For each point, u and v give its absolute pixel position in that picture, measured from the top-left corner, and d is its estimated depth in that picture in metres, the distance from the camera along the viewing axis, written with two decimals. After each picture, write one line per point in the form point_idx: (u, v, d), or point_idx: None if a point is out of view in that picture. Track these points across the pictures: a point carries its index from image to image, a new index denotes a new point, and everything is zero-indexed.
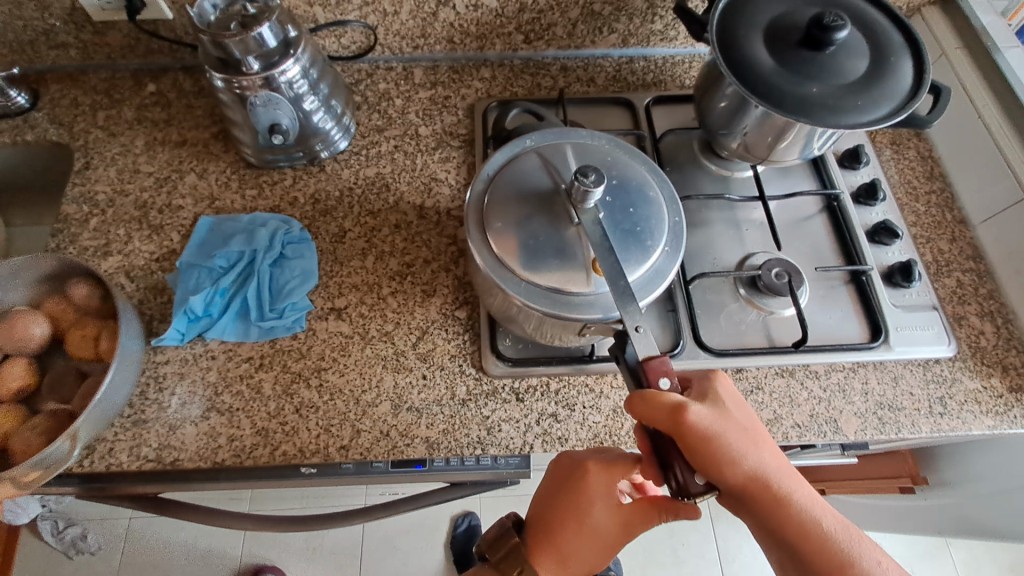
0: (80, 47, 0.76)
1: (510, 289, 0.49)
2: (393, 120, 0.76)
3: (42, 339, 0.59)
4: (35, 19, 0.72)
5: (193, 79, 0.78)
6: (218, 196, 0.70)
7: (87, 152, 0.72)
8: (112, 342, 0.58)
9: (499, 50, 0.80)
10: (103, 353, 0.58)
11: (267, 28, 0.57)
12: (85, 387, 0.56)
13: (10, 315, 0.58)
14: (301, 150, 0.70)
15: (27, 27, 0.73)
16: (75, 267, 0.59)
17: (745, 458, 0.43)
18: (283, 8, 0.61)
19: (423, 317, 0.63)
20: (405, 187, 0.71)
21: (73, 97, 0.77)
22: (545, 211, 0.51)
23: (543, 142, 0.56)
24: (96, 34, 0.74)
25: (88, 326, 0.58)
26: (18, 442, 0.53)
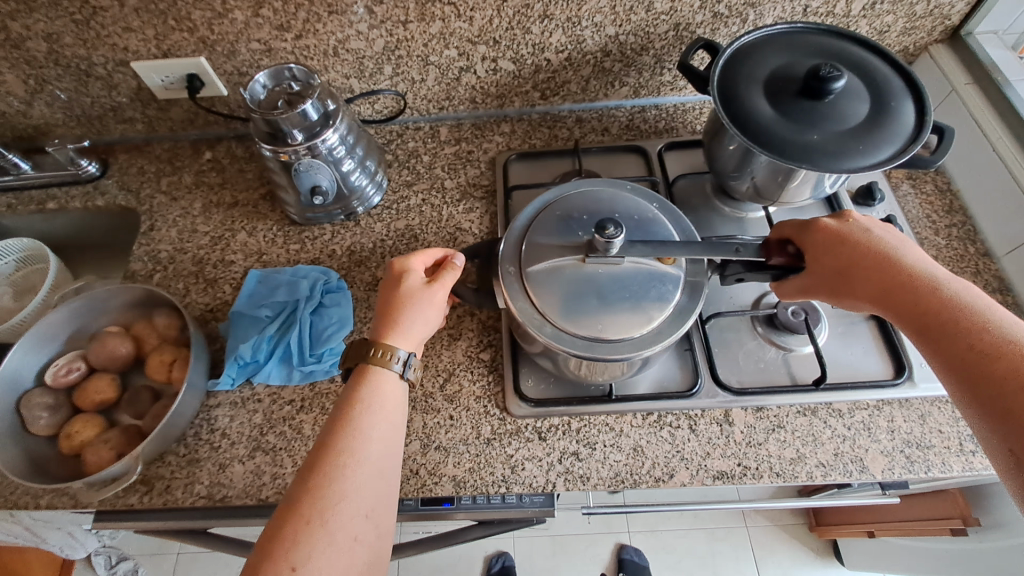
0: (146, 122, 0.86)
1: (557, 340, 0.51)
2: (421, 175, 0.82)
3: (126, 356, 0.66)
4: (113, 102, 0.83)
5: (244, 146, 0.87)
6: (266, 251, 0.77)
7: (152, 216, 0.81)
8: (184, 368, 0.64)
9: (518, 107, 0.86)
10: (175, 378, 0.65)
11: (311, 104, 0.64)
12: (156, 407, 0.63)
13: (90, 355, 0.66)
14: (339, 208, 0.77)
15: (95, 104, 0.82)
16: (161, 299, 0.67)
17: (849, 282, 0.51)
18: (322, 84, 0.68)
19: (450, 359, 0.66)
20: (433, 237, 0.76)
21: (140, 166, 0.87)
22: (599, 278, 0.52)
23: (511, 258, 0.55)
24: (162, 111, 0.84)
25: (162, 352, 0.65)
26: (93, 453, 0.59)
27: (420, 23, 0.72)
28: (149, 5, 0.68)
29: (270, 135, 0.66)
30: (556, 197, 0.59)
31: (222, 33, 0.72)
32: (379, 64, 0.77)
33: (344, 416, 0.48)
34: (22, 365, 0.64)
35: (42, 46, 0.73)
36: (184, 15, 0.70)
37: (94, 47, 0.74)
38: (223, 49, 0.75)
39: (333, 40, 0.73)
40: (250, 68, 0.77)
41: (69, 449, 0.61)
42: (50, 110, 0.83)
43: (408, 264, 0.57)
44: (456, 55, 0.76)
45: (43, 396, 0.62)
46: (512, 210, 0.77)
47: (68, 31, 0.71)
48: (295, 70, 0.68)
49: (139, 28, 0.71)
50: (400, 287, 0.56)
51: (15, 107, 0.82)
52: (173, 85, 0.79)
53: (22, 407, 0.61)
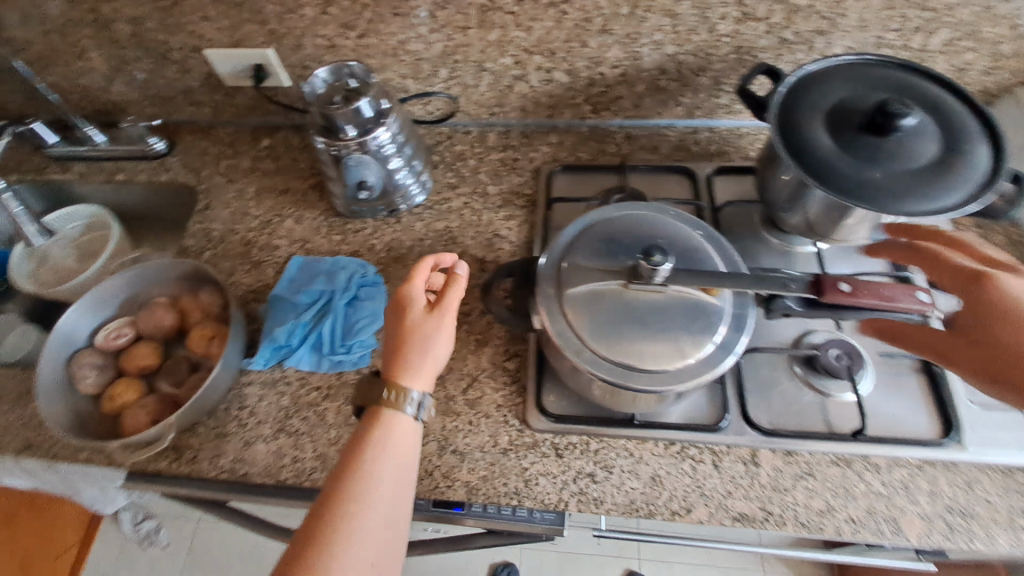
0: (212, 106, 0.91)
1: (593, 366, 0.50)
2: (465, 179, 0.83)
3: (169, 326, 0.70)
4: (184, 86, 0.87)
5: (300, 137, 0.91)
6: (310, 240, 0.80)
7: (209, 196, 0.86)
8: (221, 346, 0.67)
9: (567, 119, 0.85)
10: (212, 353, 0.68)
11: (365, 102, 0.66)
12: (193, 380, 0.66)
13: (138, 322, 0.70)
14: (383, 204, 0.79)
15: (169, 86, 0.88)
16: (205, 277, 0.70)
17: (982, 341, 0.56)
18: (379, 84, 0.70)
19: (475, 365, 0.67)
20: (470, 240, 0.77)
21: (202, 148, 0.92)
22: (639, 306, 0.50)
23: (550, 278, 0.54)
24: (227, 97, 0.88)
25: (203, 329, 0.68)
26: (131, 416, 0.63)
27: (480, 29, 0.73)
28: None
29: (327, 126, 0.68)
30: (597, 216, 0.59)
31: (289, 27, 0.75)
32: (435, 67, 0.79)
33: (355, 457, 0.49)
34: (76, 326, 0.68)
35: (126, 29, 0.78)
36: (256, 9, 0.73)
37: (172, 32, 0.78)
38: (289, 42, 0.78)
39: (394, 41, 0.75)
40: (312, 62, 0.80)
41: (111, 410, 0.65)
42: (127, 89, 0.89)
43: (409, 287, 0.59)
44: (511, 63, 0.77)
45: (93, 357, 0.67)
46: (552, 221, 0.76)
47: (151, 17, 0.76)
48: (352, 69, 0.71)
49: (216, 18, 0.75)
50: (406, 317, 0.57)
51: (97, 83, 0.88)
52: (241, 73, 0.83)
53: (73, 365, 0.66)
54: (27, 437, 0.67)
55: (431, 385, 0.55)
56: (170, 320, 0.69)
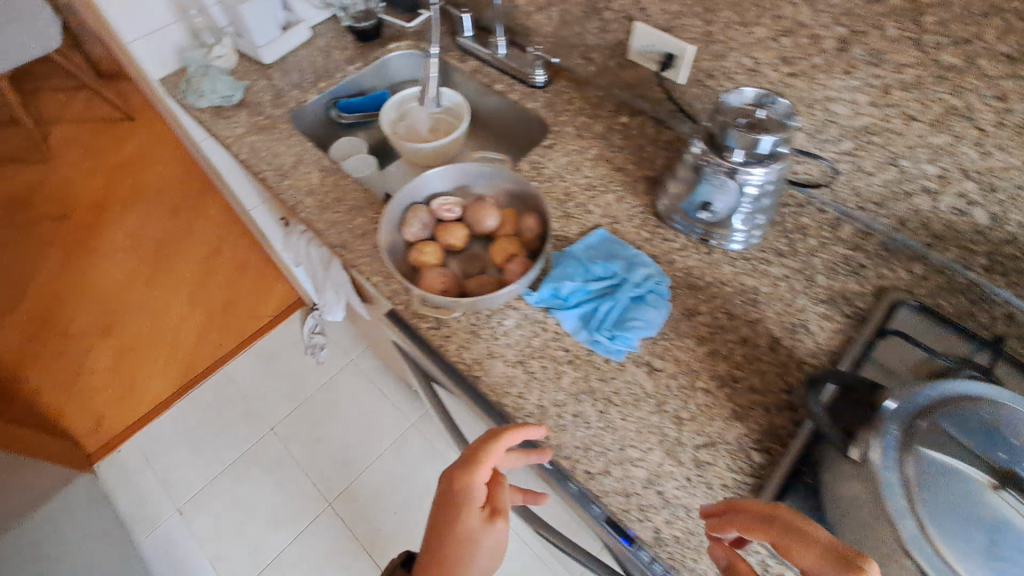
0: (599, 68, 0.99)
1: (909, 544, 0.42)
2: (793, 251, 0.78)
3: (486, 226, 0.77)
4: (592, 41, 0.96)
5: (657, 130, 0.94)
6: (620, 221, 0.82)
7: (557, 138, 0.93)
8: (517, 267, 0.72)
9: (947, 256, 0.75)
10: (506, 268, 0.73)
11: (767, 138, 0.65)
12: (480, 278, 0.73)
13: (467, 207, 0.78)
14: (704, 229, 0.78)
15: (580, 37, 0.97)
16: (536, 206, 0.76)
17: None
18: (793, 128, 0.66)
19: (720, 431, 0.63)
20: (772, 314, 0.72)
21: (570, 96, 1.00)
22: (1006, 521, 0.41)
23: (895, 420, 0.48)
24: (620, 67, 0.95)
25: (508, 245, 0.75)
26: (428, 277, 0.72)
27: (927, 127, 0.67)
28: None
29: (719, 140, 0.68)
30: (982, 391, 0.47)
31: (728, 38, 0.78)
32: (842, 136, 0.75)
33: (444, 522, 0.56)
34: (429, 184, 0.80)
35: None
36: (714, 9, 0.76)
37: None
38: (717, 49, 0.80)
39: (821, 93, 0.73)
40: (722, 75, 0.82)
41: (414, 260, 0.75)
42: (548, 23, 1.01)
43: (477, 469, 0.57)
44: (932, 173, 0.70)
45: (424, 215, 0.77)
46: (874, 351, 0.67)
47: None
48: (783, 106, 0.67)
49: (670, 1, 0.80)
50: (458, 523, 0.55)
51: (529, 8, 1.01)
52: (650, 53, 0.88)
53: (410, 212, 0.77)
54: (346, 239, 0.82)
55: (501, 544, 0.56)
56: (490, 222, 0.77)
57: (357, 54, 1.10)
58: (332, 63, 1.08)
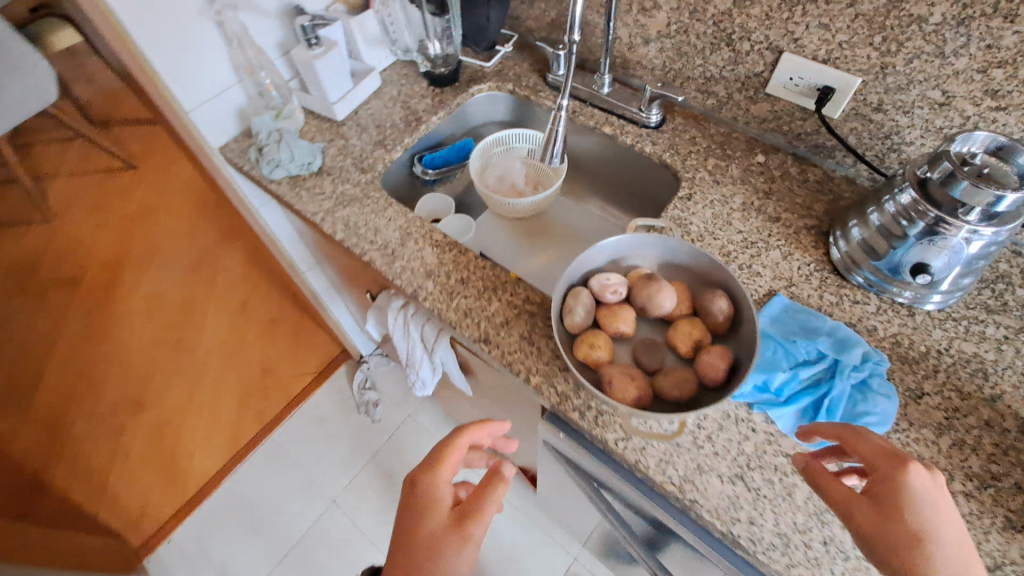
0: (722, 101, 0.89)
1: None
2: (1004, 307, 0.69)
3: (661, 309, 0.67)
4: (715, 74, 0.86)
5: (799, 169, 0.85)
6: (797, 284, 0.72)
7: (693, 186, 0.83)
8: (719, 362, 0.61)
9: None
10: (702, 364, 0.62)
11: (1010, 194, 0.55)
12: (674, 378, 0.62)
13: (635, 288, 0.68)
14: (903, 289, 0.69)
15: (700, 70, 0.88)
16: (723, 283, 0.67)
17: None
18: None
19: (1002, 547, 0.54)
20: (1010, 388, 0.63)
21: (692, 135, 0.90)
22: None
23: None
24: (750, 101, 0.86)
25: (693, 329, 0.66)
26: (618, 383, 0.60)
27: None
28: (876, 18, 0.67)
29: (936, 185, 0.61)
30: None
31: (911, 69, 0.68)
32: None
33: (417, 535, 0.54)
34: (588, 262, 0.69)
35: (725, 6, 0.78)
36: (900, 38, 0.67)
37: (770, 26, 0.76)
38: (893, 81, 0.71)
39: None
40: (894, 109, 0.73)
41: (589, 359, 0.63)
42: (657, 54, 0.91)
43: (444, 465, 0.58)
44: None
45: (587, 296, 0.66)
46: None
47: (766, 5, 0.74)
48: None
49: (836, 31, 0.71)
50: (415, 493, 0.57)
51: (635, 40, 0.91)
52: (797, 86, 0.79)
53: (570, 295, 0.66)
54: (487, 332, 0.69)
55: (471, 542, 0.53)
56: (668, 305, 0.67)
57: (436, 100, 0.98)
58: (410, 114, 0.96)
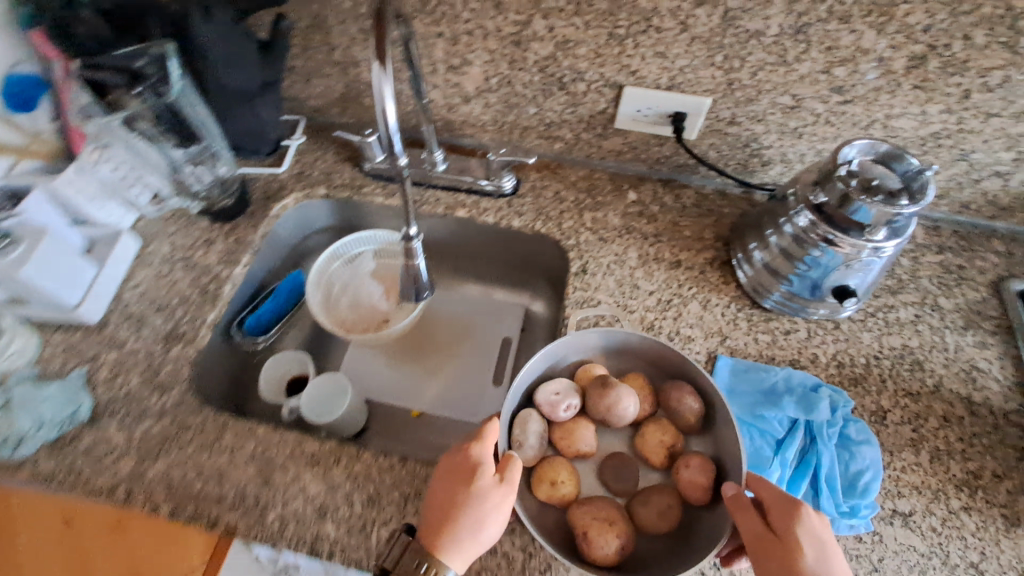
0: (569, 143, 0.78)
1: None
2: (903, 284, 0.70)
3: (625, 415, 0.60)
4: (554, 118, 0.75)
5: (672, 194, 0.78)
6: (729, 335, 0.66)
7: (582, 255, 0.72)
8: (700, 475, 0.56)
9: (1016, 224, 0.73)
10: (682, 475, 0.57)
11: (906, 208, 0.52)
12: (657, 501, 0.56)
13: (592, 395, 0.60)
14: (820, 307, 0.65)
15: (536, 116, 0.75)
16: (686, 371, 0.60)
17: None
18: (929, 187, 0.53)
19: (1014, 552, 0.54)
20: (942, 370, 0.64)
21: (555, 190, 0.78)
22: None
23: None
24: (599, 137, 0.76)
25: (663, 434, 0.59)
26: (597, 533, 0.53)
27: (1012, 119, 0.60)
28: (714, 37, 0.59)
29: (832, 207, 0.57)
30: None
31: (757, 81, 0.62)
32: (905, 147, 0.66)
33: (471, 476, 0.51)
34: (531, 371, 0.61)
35: (544, 50, 0.65)
36: (741, 55, 0.60)
37: (601, 63, 0.65)
38: (742, 95, 0.65)
39: (882, 114, 0.63)
40: (749, 119, 0.68)
41: (553, 496, 0.57)
42: (481, 110, 0.76)
43: (480, 446, 0.53)
44: (1010, 158, 0.65)
45: (537, 423, 0.59)
46: None
47: (591, 42, 0.63)
48: (922, 178, 0.54)
49: (675, 56, 0.62)
50: (453, 476, 0.52)
51: (450, 100, 0.75)
52: (646, 117, 0.70)
53: (518, 425, 0.58)
54: None
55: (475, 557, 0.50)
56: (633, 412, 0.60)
57: (231, 245, 0.74)
58: (203, 278, 0.71)
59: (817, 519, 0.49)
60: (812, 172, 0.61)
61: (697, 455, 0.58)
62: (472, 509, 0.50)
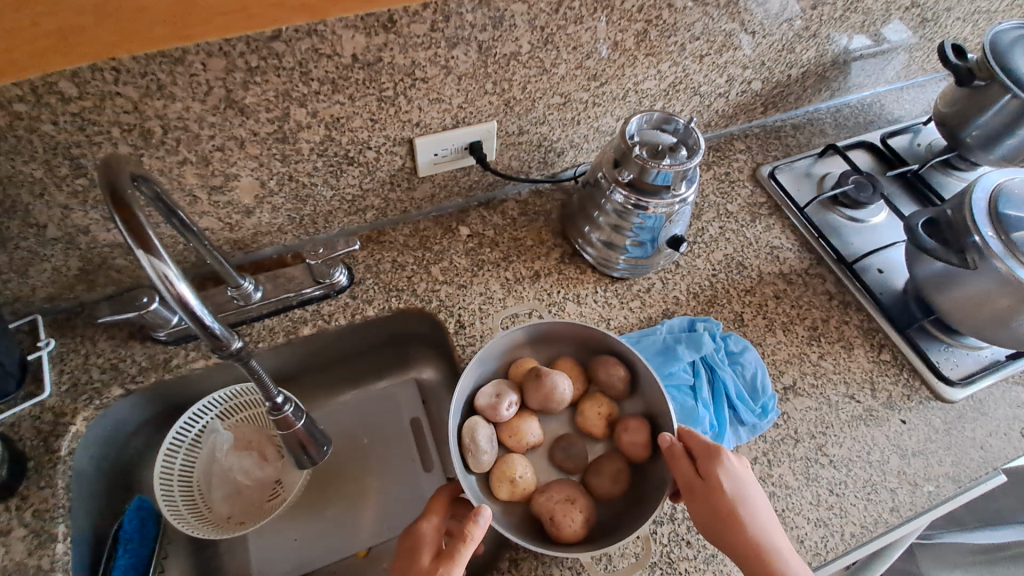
0: (380, 207, 0.74)
1: None
2: (701, 205, 0.82)
3: (564, 399, 0.59)
4: (356, 191, 0.69)
5: (497, 213, 0.79)
6: (609, 316, 0.71)
7: (451, 310, 0.70)
8: (642, 435, 0.56)
9: (742, 124, 0.91)
10: (623, 439, 0.57)
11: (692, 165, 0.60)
12: (610, 468, 0.56)
13: (529, 386, 0.59)
14: (653, 262, 0.73)
15: (335, 197, 0.69)
16: (603, 343, 0.61)
17: None
18: (701, 143, 0.62)
19: (862, 369, 0.69)
20: (757, 260, 0.77)
21: (391, 259, 0.74)
22: None
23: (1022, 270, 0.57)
24: (408, 191, 0.73)
25: (600, 406, 0.60)
26: (562, 516, 0.52)
27: (715, 55, 0.74)
28: (479, 69, 0.61)
29: (636, 181, 0.63)
30: (990, 178, 0.65)
31: (528, 92, 0.66)
32: (655, 101, 0.76)
33: (417, 556, 0.49)
34: (465, 383, 0.58)
35: (317, 135, 0.60)
36: (506, 77, 0.63)
37: (382, 126, 0.63)
38: (520, 108, 0.68)
39: (632, 83, 0.72)
40: (534, 125, 0.71)
41: (513, 495, 0.55)
42: (271, 216, 0.67)
43: (427, 522, 0.51)
44: (723, 82, 0.80)
45: (484, 426, 0.57)
46: (812, 220, 0.81)
47: (363, 112, 0.60)
48: (692, 136, 0.63)
49: (450, 96, 0.62)
50: (403, 554, 0.50)
51: (230, 219, 0.65)
52: (444, 158, 0.70)
53: (468, 435, 0.56)
54: None
55: None
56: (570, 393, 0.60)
57: (32, 520, 0.54)
58: None
59: (739, 467, 0.52)
60: (609, 154, 0.68)
61: (636, 416, 0.59)
62: None
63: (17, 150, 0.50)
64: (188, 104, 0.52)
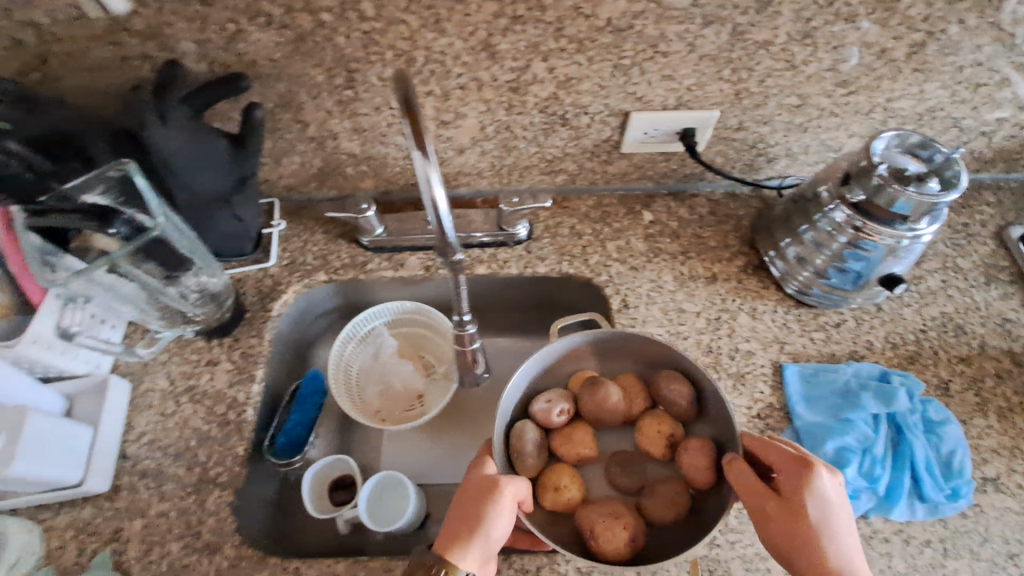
0: (574, 173, 0.75)
1: None
2: (924, 251, 0.72)
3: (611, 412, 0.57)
4: (558, 153, 0.72)
5: (685, 206, 0.77)
6: (785, 340, 0.66)
7: (619, 289, 0.70)
8: (704, 462, 0.52)
9: (1000, 172, 0.77)
10: (684, 465, 0.53)
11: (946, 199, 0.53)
12: (665, 491, 0.53)
13: (586, 392, 0.58)
14: (851, 297, 0.66)
15: (538, 153, 0.72)
16: (670, 362, 0.57)
17: None
18: (961, 179, 0.55)
19: None
20: (981, 328, 0.66)
21: (570, 226, 0.76)
22: None
23: None
24: (605, 164, 0.74)
25: (658, 423, 0.57)
26: (604, 532, 0.50)
27: (999, 84, 0.63)
28: (723, 52, 0.59)
29: (868, 202, 0.57)
30: None
31: (765, 86, 0.63)
32: (904, 124, 0.68)
33: (479, 476, 0.50)
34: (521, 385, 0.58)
35: (545, 91, 0.63)
36: (748, 66, 0.60)
37: (606, 94, 0.64)
38: (749, 102, 0.65)
39: (883, 97, 0.64)
40: (756, 123, 0.67)
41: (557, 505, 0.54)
42: (477, 158, 0.72)
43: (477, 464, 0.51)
44: (996, 117, 0.68)
45: (533, 433, 0.56)
46: None
47: (595, 76, 0.61)
48: (952, 169, 0.55)
49: (683, 77, 0.61)
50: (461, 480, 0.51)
51: (445, 153, 0.71)
52: (653, 138, 0.69)
53: (513, 433, 0.56)
54: None
55: (490, 558, 0.48)
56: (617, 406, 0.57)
57: (238, 361, 0.66)
58: (218, 405, 0.63)
59: (836, 490, 0.46)
60: (839, 168, 0.62)
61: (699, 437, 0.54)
62: (484, 498, 0.48)
63: (312, 55, 0.59)
64: (452, 41, 0.57)
